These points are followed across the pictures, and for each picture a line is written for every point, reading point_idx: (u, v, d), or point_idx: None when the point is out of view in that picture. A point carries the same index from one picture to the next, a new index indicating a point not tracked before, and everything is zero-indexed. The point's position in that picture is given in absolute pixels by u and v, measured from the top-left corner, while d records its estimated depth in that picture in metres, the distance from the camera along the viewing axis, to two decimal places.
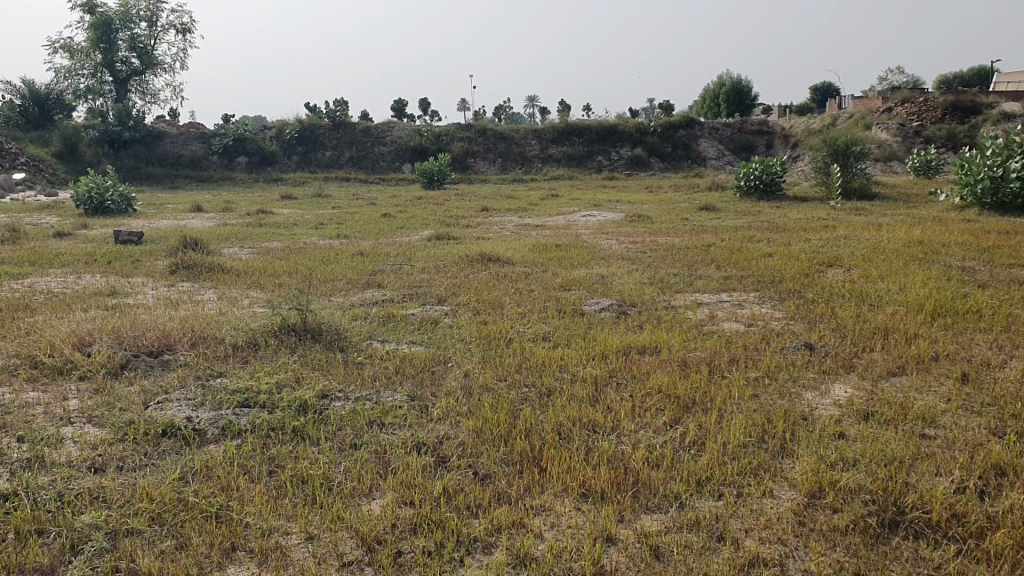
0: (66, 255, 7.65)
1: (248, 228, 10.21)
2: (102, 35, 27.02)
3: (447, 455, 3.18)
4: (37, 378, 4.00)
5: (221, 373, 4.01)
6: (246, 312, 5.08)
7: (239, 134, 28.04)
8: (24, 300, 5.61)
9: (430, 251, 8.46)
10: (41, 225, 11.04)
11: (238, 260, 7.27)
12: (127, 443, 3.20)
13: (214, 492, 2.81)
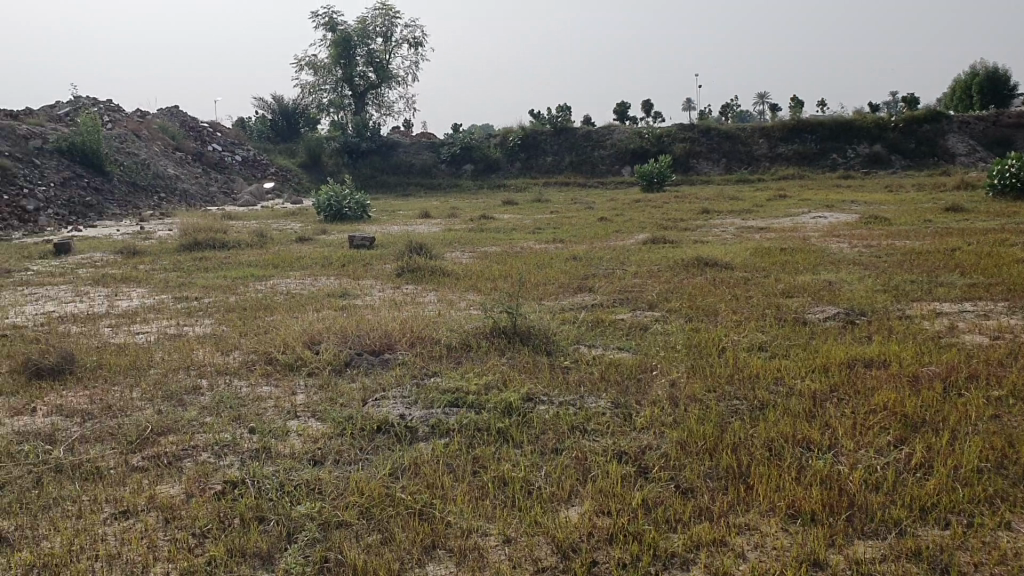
0: (305, 259, 8.23)
1: (471, 233, 10.58)
2: (342, 52, 28.82)
3: (649, 466, 3.12)
4: (271, 373, 4.32)
5: (435, 373, 4.14)
6: (461, 314, 5.24)
7: (466, 143, 29.18)
8: (266, 301, 6.08)
9: (647, 255, 8.37)
10: (286, 230, 11.95)
11: (459, 264, 7.52)
12: (345, 437, 3.37)
13: (420, 489, 2.89)
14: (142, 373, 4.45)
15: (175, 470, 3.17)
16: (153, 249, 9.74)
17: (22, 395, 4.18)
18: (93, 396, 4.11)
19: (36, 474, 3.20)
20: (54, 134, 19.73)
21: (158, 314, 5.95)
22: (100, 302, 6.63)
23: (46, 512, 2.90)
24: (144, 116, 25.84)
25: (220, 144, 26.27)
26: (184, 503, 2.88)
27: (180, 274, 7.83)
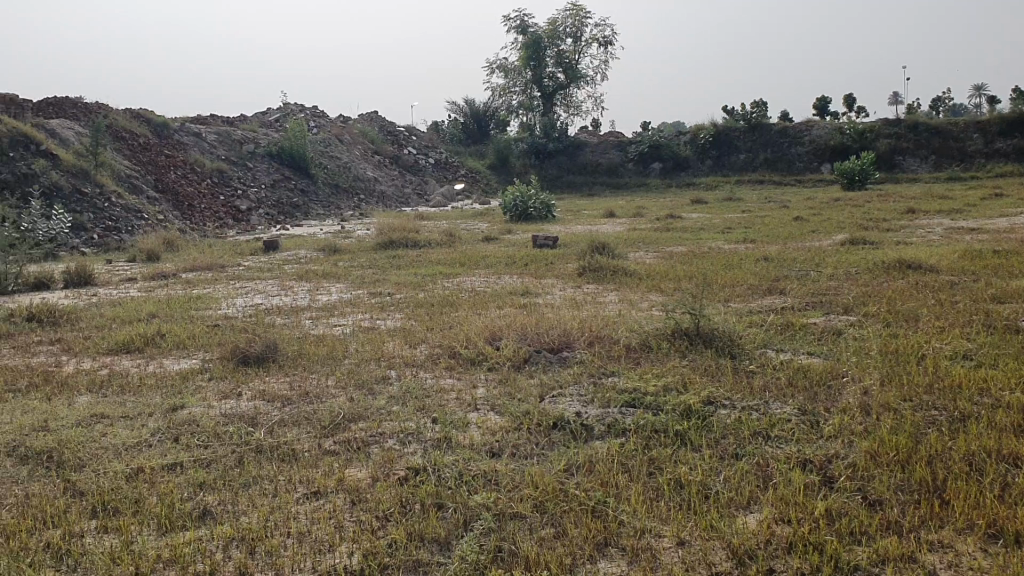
0: (491, 257, 8.42)
1: (657, 233, 10.42)
2: (533, 53, 29.31)
3: (834, 475, 2.98)
4: (454, 367, 4.45)
5: (614, 372, 4.12)
6: (642, 314, 5.20)
7: (654, 141, 28.46)
8: (452, 297, 6.27)
9: (842, 257, 7.99)
10: (473, 230, 12.26)
11: (643, 264, 7.47)
12: (524, 431, 3.43)
13: (594, 486, 2.90)
14: (336, 363, 4.71)
15: (363, 456, 3.33)
16: (351, 247, 10.24)
17: (230, 380, 4.53)
18: (292, 383, 4.39)
19: (239, 453, 3.46)
20: (266, 139, 21.17)
21: (353, 308, 6.25)
22: (301, 296, 7.04)
23: (246, 489, 3.12)
24: (346, 121, 27.28)
25: (415, 148, 27.32)
26: (369, 487, 3.03)
27: (374, 271, 8.19)
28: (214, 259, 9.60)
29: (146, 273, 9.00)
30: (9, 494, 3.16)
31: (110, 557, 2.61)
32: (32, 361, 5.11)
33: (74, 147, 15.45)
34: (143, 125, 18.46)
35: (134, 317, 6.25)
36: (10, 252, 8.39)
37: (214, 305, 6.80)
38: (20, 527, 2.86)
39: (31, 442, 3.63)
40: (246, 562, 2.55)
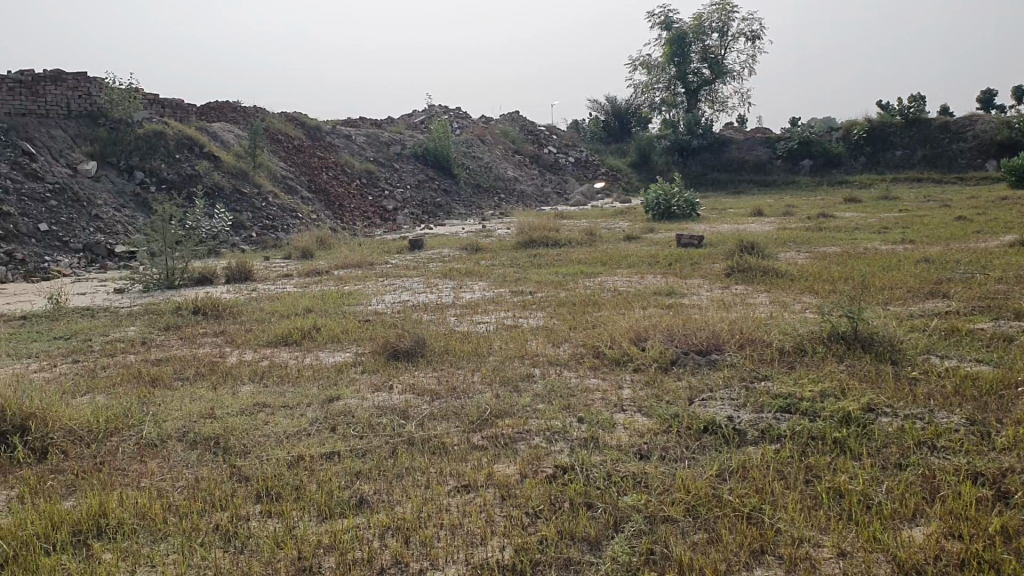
0: (634, 257, 8.33)
1: (809, 233, 10.02)
2: (677, 49, 28.95)
3: (1010, 490, 2.79)
4: (599, 367, 4.42)
5: (766, 376, 4.00)
6: (795, 317, 5.03)
7: (805, 137, 27.40)
8: (595, 297, 6.25)
9: (1011, 258, 7.51)
10: (615, 229, 12.17)
11: (794, 264, 7.25)
12: (673, 434, 3.37)
13: (748, 492, 2.82)
14: (482, 359, 4.77)
15: (510, 452, 3.35)
16: (494, 246, 10.35)
17: (381, 373, 4.66)
18: (440, 378, 4.47)
19: (392, 445, 3.55)
20: (412, 140, 21.72)
21: (498, 306, 6.31)
22: (447, 294, 7.16)
23: (399, 480, 3.20)
24: (487, 121, 27.64)
25: (556, 147, 27.42)
26: (518, 483, 3.05)
27: (517, 269, 8.25)
28: (363, 257, 9.90)
29: (300, 269, 9.38)
30: (181, 476, 3.36)
31: (274, 541, 2.73)
32: (199, 352, 5.42)
33: (234, 149, 16.31)
34: (297, 127, 19.28)
35: (290, 312, 6.52)
36: (178, 249, 8.92)
37: (364, 301, 7.02)
38: (193, 508, 3.03)
39: (200, 428, 3.85)
40: (402, 551, 2.61)
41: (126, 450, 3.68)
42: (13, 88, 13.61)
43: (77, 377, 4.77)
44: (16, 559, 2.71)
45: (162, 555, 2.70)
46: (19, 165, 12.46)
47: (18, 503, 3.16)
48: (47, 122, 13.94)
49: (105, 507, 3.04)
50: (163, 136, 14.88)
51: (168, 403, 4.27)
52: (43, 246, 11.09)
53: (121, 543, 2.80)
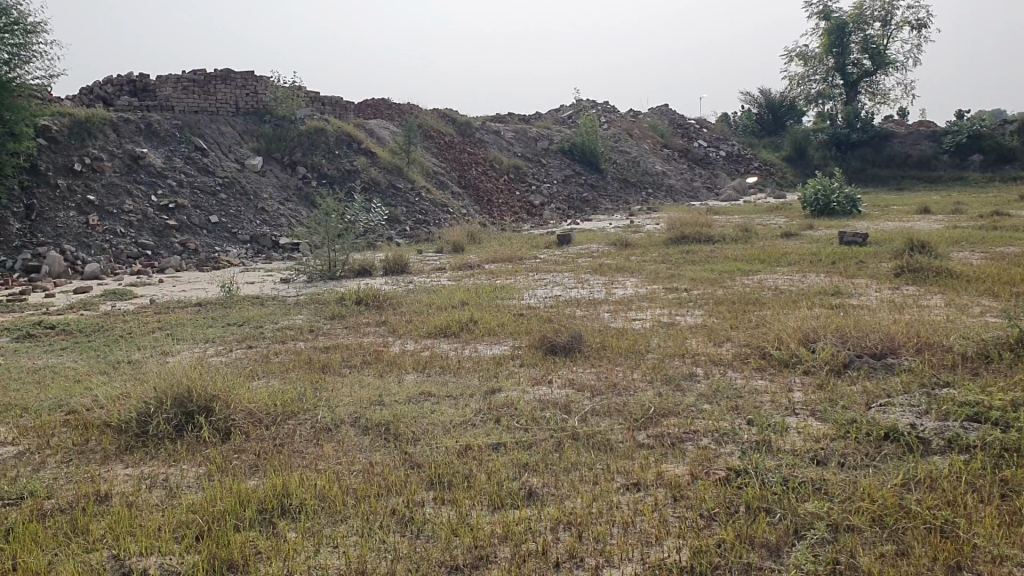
0: (794, 255, 8.05)
1: (983, 232, 9.44)
2: (836, 40, 27.95)
3: None
4: (766, 368, 4.31)
5: (948, 383, 3.79)
6: (976, 320, 4.74)
7: (974, 131, 25.84)
8: (756, 295, 6.10)
9: None
10: (771, 225, 11.84)
11: (969, 265, 6.86)
12: (850, 441, 3.24)
13: (939, 505, 2.67)
14: (641, 356, 4.72)
15: (679, 452, 3.30)
16: (643, 242, 10.26)
17: (541, 367, 4.68)
18: (601, 374, 4.45)
19: (557, 438, 3.56)
20: (560, 135, 21.81)
21: (651, 304, 6.24)
22: (599, 289, 7.14)
23: (568, 473, 3.20)
24: (634, 116, 27.45)
25: (706, 140, 26.90)
26: (690, 484, 2.99)
27: (669, 266, 8.15)
28: (514, 252, 10.00)
29: (453, 263, 9.57)
30: (355, 460, 3.48)
31: (449, 529, 2.78)
32: (364, 341, 5.60)
33: (389, 146, 16.81)
34: (448, 124, 19.69)
35: (447, 304, 6.65)
36: (339, 242, 9.29)
37: (517, 295, 7.07)
38: (368, 491, 3.13)
39: (371, 416, 3.98)
40: (576, 546, 2.61)
41: (303, 433, 3.84)
42: (187, 87, 14.52)
43: (253, 362, 5.02)
44: (209, 534, 2.86)
45: (343, 537, 2.80)
46: (192, 160, 13.27)
47: (209, 479, 3.35)
48: (219, 120, 14.75)
49: (287, 487, 3.17)
50: (324, 132, 15.49)
51: (338, 390, 4.44)
52: (214, 237, 11.75)
53: (304, 523, 2.92)
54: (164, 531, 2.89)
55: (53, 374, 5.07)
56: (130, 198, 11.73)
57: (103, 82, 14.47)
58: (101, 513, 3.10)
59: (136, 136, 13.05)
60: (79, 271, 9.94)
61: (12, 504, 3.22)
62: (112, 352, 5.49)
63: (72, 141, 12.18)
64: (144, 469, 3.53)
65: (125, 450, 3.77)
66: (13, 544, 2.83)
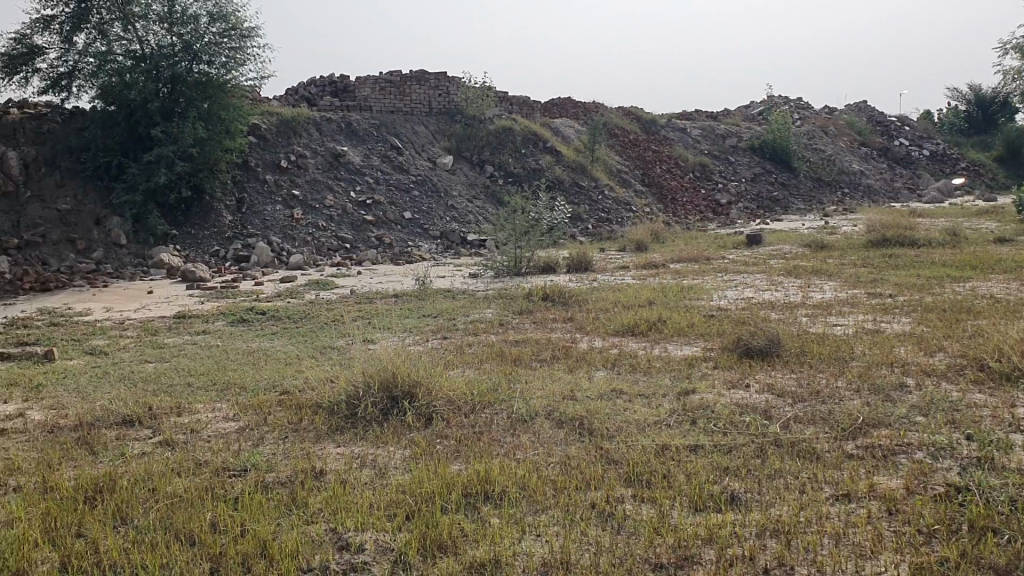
0: (1012, 262, 7.51)
1: None
2: None
3: None
4: (984, 381, 4.05)
5: None
6: None
7: None
8: (970, 303, 5.74)
9: None
10: (982, 229, 11.10)
11: None
12: None
13: None
14: (844, 363, 4.55)
15: (892, 465, 3.16)
16: (839, 244, 9.88)
17: (736, 369, 4.60)
18: (801, 380, 4.32)
19: (758, 444, 3.48)
20: (748, 133, 21.29)
21: (851, 308, 6.00)
22: (795, 292, 6.93)
23: (771, 480, 3.13)
24: (827, 112, 26.42)
25: (907, 139, 25.50)
26: (905, 498, 2.86)
27: (869, 269, 7.80)
28: (703, 252, 9.86)
29: (639, 261, 9.55)
30: (553, 452, 3.54)
31: (651, 527, 2.78)
32: (554, 336, 5.68)
33: (574, 144, 16.95)
34: (632, 122, 19.67)
35: (635, 302, 6.65)
36: (526, 238, 9.47)
37: (707, 295, 6.98)
38: (568, 483, 3.17)
39: (565, 410, 4.04)
40: (785, 554, 2.55)
41: (500, 423, 3.94)
42: (384, 88, 15.21)
43: (448, 352, 5.20)
44: (417, 514, 2.98)
45: (547, 527, 2.85)
46: (387, 158, 13.86)
47: (415, 462, 3.49)
48: (412, 119, 15.36)
49: (488, 474, 3.26)
50: (512, 132, 15.80)
51: (532, 383, 4.52)
52: (406, 232, 12.21)
53: (508, 510, 2.99)
54: (377, 509, 3.04)
55: (267, 356, 5.44)
56: (331, 193, 12.40)
57: (308, 84, 15.36)
58: (318, 489, 3.28)
59: (337, 135, 13.78)
60: (285, 261, 10.61)
61: (239, 475, 3.47)
62: (318, 338, 5.81)
63: (280, 139, 13.03)
64: (354, 449, 3.72)
65: (336, 430, 3.98)
66: (242, 511, 3.05)
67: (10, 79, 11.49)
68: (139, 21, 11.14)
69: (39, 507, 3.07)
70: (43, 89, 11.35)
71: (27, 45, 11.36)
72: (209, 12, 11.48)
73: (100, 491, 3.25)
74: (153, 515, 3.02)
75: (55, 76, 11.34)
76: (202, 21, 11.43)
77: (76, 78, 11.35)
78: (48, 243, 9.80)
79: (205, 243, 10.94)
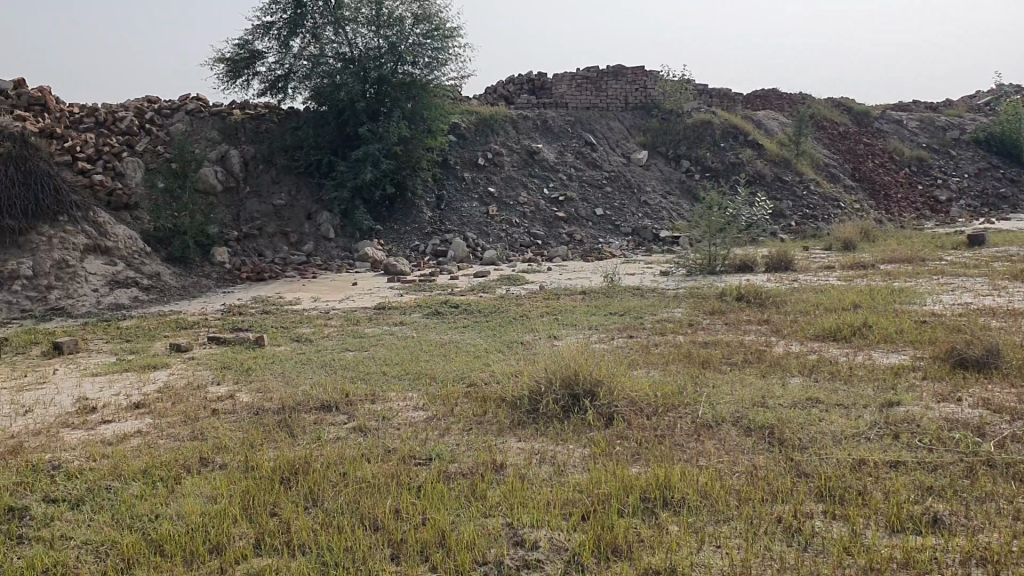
0: None
1: None
2: None
3: None
4: None
5: None
6: None
7: None
8: None
9: None
10: None
11: None
12: None
13: None
14: None
15: None
16: None
17: (946, 381, 4.25)
18: (1022, 396, 3.93)
19: (969, 463, 3.20)
20: (973, 123, 19.76)
21: None
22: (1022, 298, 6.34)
23: (982, 504, 2.87)
24: None
25: None
26: None
27: None
28: (917, 252, 9.24)
29: (844, 261, 9.07)
30: (738, 461, 3.40)
31: (842, 546, 2.61)
32: (747, 338, 5.47)
33: (777, 137, 16.33)
34: (841, 114, 18.74)
35: (838, 305, 6.30)
36: (722, 236, 9.20)
37: (919, 299, 6.52)
38: (753, 494, 3.03)
39: (754, 417, 3.87)
40: None
41: (685, 427, 3.83)
42: (581, 84, 15.40)
43: (635, 351, 5.12)
44: (593, 515, 2.94)
45: (728, 538, 2.74)
46: (582, 154, 13.90)
47: (594, 462, 3.45)
48: (609, 115, 15.36)
49: (669, 479, 3.16)
50: (711, 125, 15.42)
51: (720, 387, 4.37)
52: (599, 229, 12.20)
53: (687, 518, 2.89)
54: (554, 506, 3.02)
55: (457, 349, 5.56)
56: (525, 190, 12.58)
57: (506, 81, 15.67)
58: (497, 482, 3.30)
59: (533, 133, 13.99)
60: (479, 257, 10.86)
61: (422, 464, 3.56)
62: (506, 333, 5.88)
63: (478, 137, 13.42)
64: (535, 444, 3.73)
65: (518, 424, 4.00)
66: (424, 500, 3.12)
67: (234, 83, 12.39)
68: (349, 24, 11.66)
69: (240, 485, 3.26)
70: (262, 92, 12.18)
71: (249, 50, 12.22)
72: (414, 14, 11.81)
73: (296, 472, 3.42)
74: (342, 499, 3.14)
75: (273, 79, 12.15)
76: (407, 23, 11.77)
77: (291, 81, 12.10)
78: (265, 235, 10.49)
79: (406, 238, 11.37)
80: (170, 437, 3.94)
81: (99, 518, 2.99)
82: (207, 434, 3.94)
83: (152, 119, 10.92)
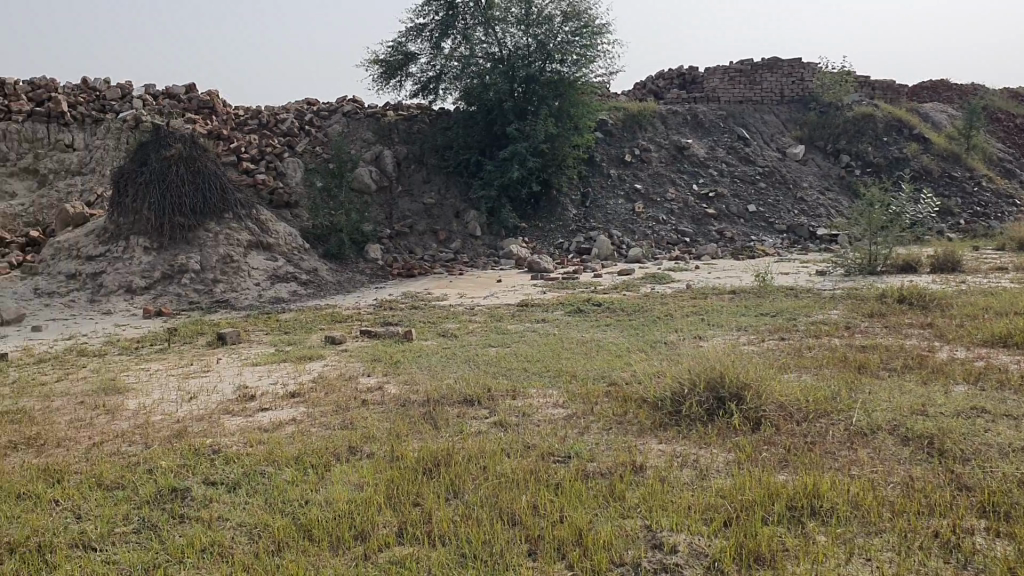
0: None
1: None
2: None
3: None
4: None
5: None
6: None
7: None
8: None
9: None
10: None
11: None
12: None
13: None
14: None
15: None
16: None
17: None
18: None
19: None
20: None
21: None
22: None
23: None
24: None
25: None
26: None
27: None
28: None
29: (1019, 262, 8.49)
30: (893, 472, 3.24)
31: (1004, 566, 2.44)
32: (907, 343, 5.21)
33: (945, 131, 15.46)
34: (1018, 105, 17.55)
35: (1010, 309, 5.91)
36: (883, 234, 8.79)
37: None
38: (907, 507, 2.88)
39: (912, 426, 3.67)
40: None
41: (837, 434, 3.68)
42: (734, 78, 15.06)
43: (786, 354, 4.97)
44: (735, 522, 2.86)
45: (878, 551, 2.61)
46: (734, 149, 13.57)
47: (738, 467, 3.36)
48: (762, 109, 14.94)
49: (817, 488, 3.04)
50: (873, 117, 14.74)
51: (876, 393, 4.18)
52: (750, 226, 11.88)
53: (835, 529, 2.78)
54: (694, 510, 2.96)
55: (601, 347, 5.54)
56: (674, 187, 12.40)
57: (656, 77, 15.49)
58: (637, 483, 3.27)
59: (683, 128, 13.78)
60: (624, 254, 10.79)
61: (562, 462, 3.57)
62: (651, 332, 5.82)
63: (626, 134, 13.34)
64: (677, 446, 3.68)
65: (659, 425, 3.95)
66: (562, 497, 3.12)
67: (389, 84, 12.78)
68: (499, 24, 11.82)
69: (385, 475, 3.36)
70: (415, 92, 12.50)
71: (403, 52, 12.57)
72: (563, 12, 11.84)
73: (438, 464, 3.49)
74: (482, 493, 3.19)
75: (426, 80, 12.46)
76: (556, 21, 11.81)
77: (443, 81, 12.36)
78: (415, 233, 10.77)
79: (552, 235, 11.42)
80: (322, 425, 4.10)
81: (253, 501, 3.15)
82: (356, 424, 4.08)
83: (311, 121, 11.41)
